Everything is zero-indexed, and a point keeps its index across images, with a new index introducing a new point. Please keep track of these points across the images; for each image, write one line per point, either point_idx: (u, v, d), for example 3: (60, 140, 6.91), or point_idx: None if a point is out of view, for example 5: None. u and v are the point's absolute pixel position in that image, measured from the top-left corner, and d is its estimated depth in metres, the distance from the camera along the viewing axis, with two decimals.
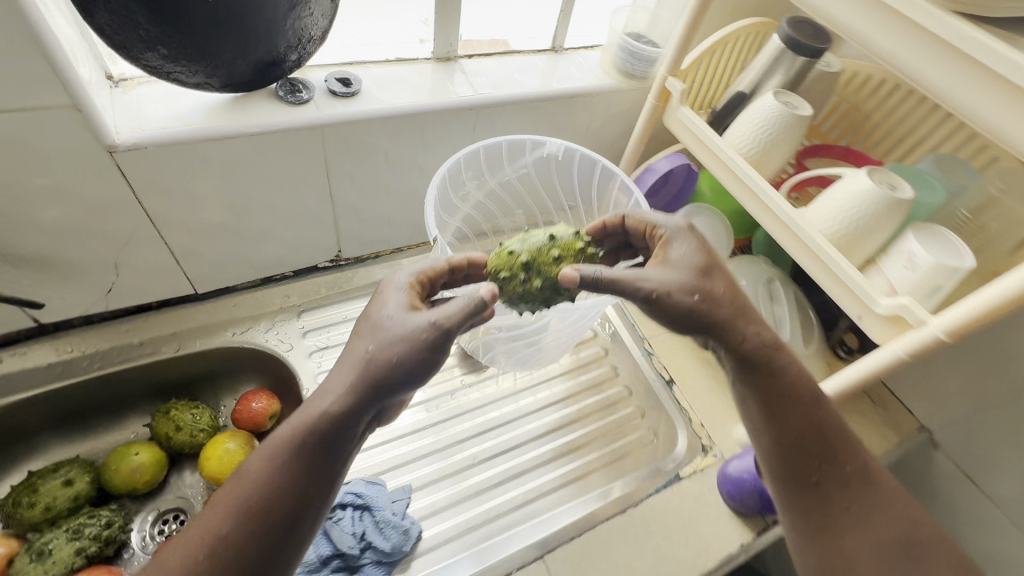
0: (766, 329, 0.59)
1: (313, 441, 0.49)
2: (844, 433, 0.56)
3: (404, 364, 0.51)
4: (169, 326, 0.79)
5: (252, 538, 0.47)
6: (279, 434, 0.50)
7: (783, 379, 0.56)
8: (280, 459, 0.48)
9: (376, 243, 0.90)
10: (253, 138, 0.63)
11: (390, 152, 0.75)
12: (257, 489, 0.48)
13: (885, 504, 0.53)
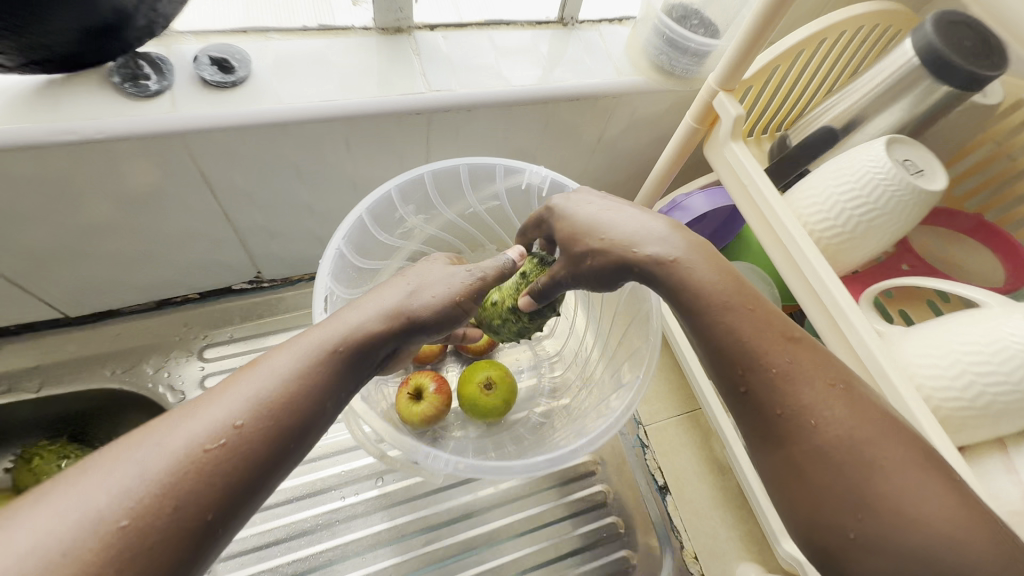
0: (655, 236, 0.38)
1: (350, 356, 0.35)
2: (793, 346, 0.33)
3: (432, 310, 0.39)
4: (32, 358, 0.62)
5: (241, 472, 0.28)
6: (303, 339, 0.34)
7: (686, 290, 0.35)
8: (318, 366, 0.33)
9: (308, 264, 0.70)
10: (75, 147, 0.43)
11: (304, 164, 0.53)
12: (260, 405, 0.30)
13: (855, 404, 0.30)
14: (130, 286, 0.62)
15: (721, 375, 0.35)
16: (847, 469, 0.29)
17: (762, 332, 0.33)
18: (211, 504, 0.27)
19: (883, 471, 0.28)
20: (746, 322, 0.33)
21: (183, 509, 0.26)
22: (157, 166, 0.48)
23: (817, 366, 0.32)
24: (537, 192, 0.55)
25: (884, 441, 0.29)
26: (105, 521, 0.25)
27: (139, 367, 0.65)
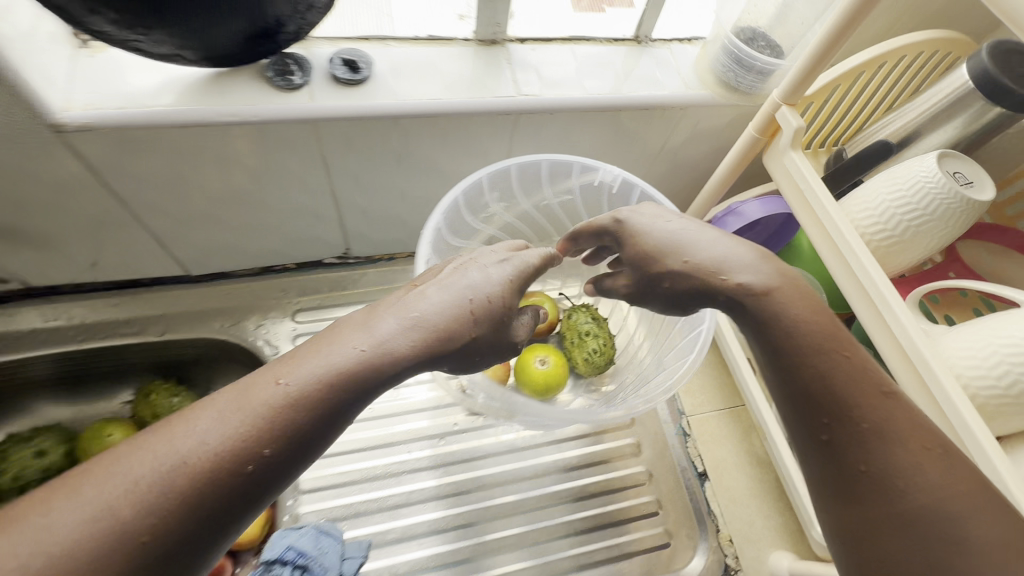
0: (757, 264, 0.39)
1: (467, 344, 0.37)
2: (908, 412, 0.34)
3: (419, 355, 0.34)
4: (157, 307, 0.73)
5: (219, 495, 0.28)
6: (400, 315, 0.35)
7: (806, 342, 0.36)
8: (410, 361, 0.34)
9: (390, 245, 0.79)
10: (232, 127, 0.52)
11: (405, 153, 0.61)
12: (352, 381, 0.32)
13: (940, 481, 0.32)
14: (243, 252, 0.72)
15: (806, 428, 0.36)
16: (901, 490, 0.32)
17: (827, 345, 0.36)
18: (278, 458, 0.30)
19: (934, 491, 0.32)
20: (816, 337, 0.36)
21: (259, 461, 0.29)
22: (288, 147, 0.57)
23: (877, 386, 0.35)
24: (608, 188, 0.62)
25: (948, 518, 0.31)
26: (198, 468, 0.28)
27: (243, 323, 0.74)
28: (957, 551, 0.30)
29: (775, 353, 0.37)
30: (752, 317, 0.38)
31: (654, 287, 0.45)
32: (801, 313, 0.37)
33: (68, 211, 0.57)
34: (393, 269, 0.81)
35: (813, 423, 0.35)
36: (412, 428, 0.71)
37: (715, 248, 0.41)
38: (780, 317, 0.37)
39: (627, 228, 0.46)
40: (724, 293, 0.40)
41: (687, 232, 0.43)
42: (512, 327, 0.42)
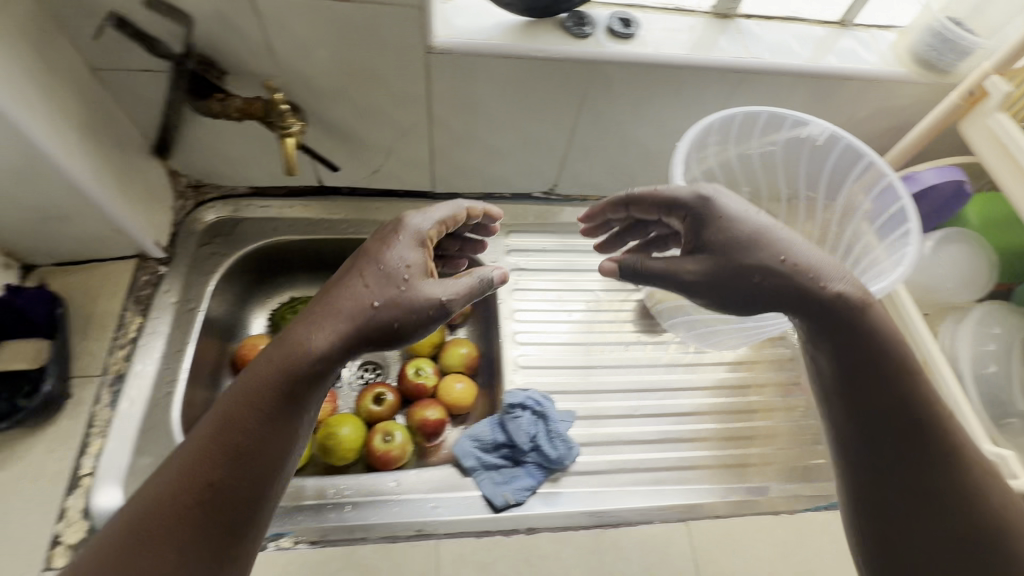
0: (852, 279, 0.51)
1: (371, 317, 0.47)
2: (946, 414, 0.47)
3: (330, 351, 0.45)
4: (405, 215, 0.90)
5: (207, 509, 0.40)
6: (330, 318, 0.46)
7: (886, 360, 0.48)
8: (340, 350, 0.45)
9: (588, 187, 0.94)
10: (537, 62, 0.68)
11: (643, 100, 0.76)
12: (294, 373, 0.44)
13: (963, 480, 0.45)
14: (481, 177, 0.89)
15: (867, 437, 0.47)
16: (943, 467, 0.45)
17: (903, 358, 0.48)
18: (276, 439, 0.43)
19: (961, 468, 0.45)
20: (895, 344, 0.48)
21: (256, 452, 0.42)
22: (565, 85, 0.72)
23: (932, 392, 0.47)
24: (813, 140, 0.74)
25: (997, 516, 0.44)
26: (178, 485, 0.40)
27: None
28: (985, 507, 0.44)
29: (851, 360, 0.49)
30: (841, 325, 0.49)
31: (731, 277, 0.51)
32: (878, 322, 0.49)
33: (391, 120, 0.75)
34: (585, 209, 0.96)
35: (879, 433, 0.47)
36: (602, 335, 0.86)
37: (782, 253, 0.51)
38: (848, 317, 0.49)
39: (711, 214, 0.54)
40: (819, 294, 0.50)
41: (776, 229, 0.52)
42: (425, 287, 0.50)
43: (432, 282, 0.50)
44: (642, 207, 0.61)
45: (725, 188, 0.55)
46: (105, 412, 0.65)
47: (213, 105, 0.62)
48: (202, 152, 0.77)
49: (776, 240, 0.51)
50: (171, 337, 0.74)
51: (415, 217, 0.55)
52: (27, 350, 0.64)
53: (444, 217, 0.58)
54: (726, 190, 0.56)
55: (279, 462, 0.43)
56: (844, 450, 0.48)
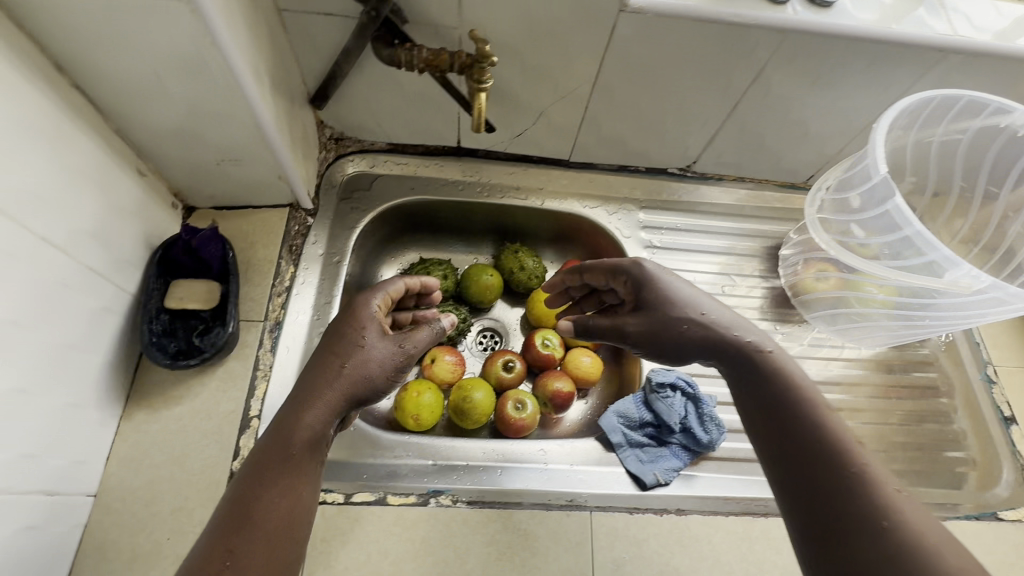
0: (763, 333, 0.55)
1: (347, 379, 0.52)
2: (822, 422, 0.46)
3: (313, 417, 0.49)
4: (539, 181, 0.88)
5: (227, 548, 0.41)
6: (323, 388, 0.51)
7: (774, 396, 0.50)
8: (331, 405, 0.50)
9: (728, 166, 0.90)
10: (728, 28, 0.64)
11: (823, 75, 0.71)
12: (297, 423, 0.48)
13: (858, 494, 0.41)
14: (622, 148, 0.86)
15: (813, 507, 0.43)
16: (852, 491, 0.42)
17: (790, 392, 0.50)
18: (280, 489, 0.44)
19: (870, 490, 0.41)
20: (792, 385, 0.50)
21: (257, 508, 0.43)
22: (748, 54, 0.68)
23: (827, 423, 0.46)
24: (1011, 131, 0.70)
25: (853, 517, 0.41)
26: (200, 546, 0.41)
27: (602, 208, 0.89)
28: (878, 522, 0.40)
29: (764, 401, 0.50)
30: (754, 372, 0.53)
31: (669, 328, 0.57)
32: (784, 367, 0.52)
33: (554, 82, 0.72)
34: (719, 189, 0.93)
35: (817, 496, 0.43)
36: None
37: (705, 312, 0.57)
38: (768, 374, 0.52)
39: (651, 280, 0.60)
40: (730, 341, 0.55)
41: (698, 297, 0.58)
42: (368, 336, 0.55)
43: (387, 334, 0.56)
44: (595, 278, 0.67)
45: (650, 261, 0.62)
46: (268, 357, 0.66)
47: (401, 54, 0.60)
48: (357, 103, 0.76)
49: (647, 283, 0.60)
50: (321, 288, 0.74)
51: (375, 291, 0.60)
52: (201, 291, 0.63)
53: (411, 280, 0.64)
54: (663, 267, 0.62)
55: (282, 501, 0.44)
56: (796, 506, 0.44)
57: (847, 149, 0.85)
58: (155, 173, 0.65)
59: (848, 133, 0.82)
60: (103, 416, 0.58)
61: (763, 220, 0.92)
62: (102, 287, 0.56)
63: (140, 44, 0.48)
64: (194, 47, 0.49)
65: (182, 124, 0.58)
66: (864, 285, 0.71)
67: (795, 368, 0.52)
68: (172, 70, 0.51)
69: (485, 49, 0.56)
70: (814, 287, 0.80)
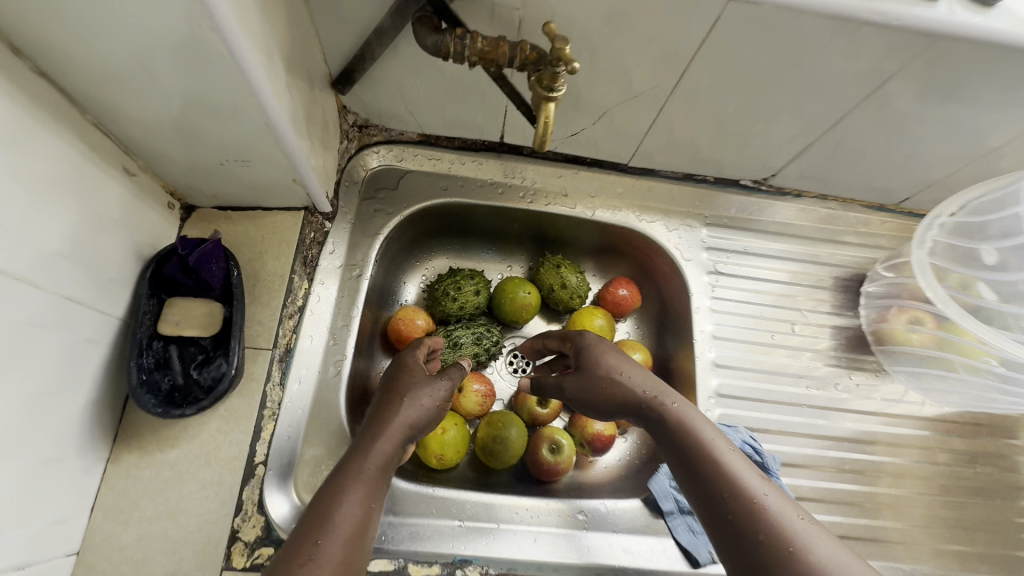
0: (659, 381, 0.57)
1: (406, 411, 0.54)
2: (719, 456, 0.49)
3: (386, 441, 0.51)
4: (591, 188, 0.76)
5: (320, 552, 0.42)
6: (390, 419, 0.53)
7: (682, 440, 0.51)
8: (399, 435, 0.53)
9: (812, 182, 0.77)
10: (862, 27, 0.51)
11: (962, 90, 0.58)
12: (373, 449, 0.50)
13: (755, 523, 0.44)
14: (693, 155, 0.73)
15: (729, 545, 0.45)
16: (753, 527, 0.44)
17: (696, 442, 0.50)
18: (354, 505, 0.45)
19: (763, 513, 0.44)
20: (698, 438, 0.51)
21: (343, 514, 0.44)
22: (875, 61, 0.55)
23: (727, 467, 0.48)
24: None
25: (765, 546, 0.42)
26: (289, 555, 0.41)
27: (661, 222, 0.77)
28: (785, 545, 0.42)
29: (672, 447, 0.52)
30: (657, 425, 0.54)
31: (598, 388, 0.58)
32: (689, 419, 0.52)
33: (627, 80, 0.59)
34: (796, 207, 0.80)
35: (734, 533, 0.44)
36: (806, 367, 0.74)
37: (626, 376, 0.57)
38: (676, 433, 0.52)
39: (592, 346, 0.62)
40: (643, 401, 0.55)
41: (623, 361, 0.59)
42: (419, 379, 0.58)
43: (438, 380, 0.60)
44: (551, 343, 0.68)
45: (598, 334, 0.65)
46: (276, 392, 0.58)
47: (449, 43, 0.48)
48: (387, 88, 0.63)
49: (585, 346, 0.62)
50: (338, 308, 0.64)
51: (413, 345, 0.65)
52: (200, 315, 0.55)
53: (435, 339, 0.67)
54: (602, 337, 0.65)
55: (362, 512, 0.46)
56: (724, 552, 0.45)
57: (961, 174, 0.72)
58: (147, 171, 0.54)
59: (969, 157, 0.68)
60: (86, 462, 0.50)
61: (844, 247, 0.80)
62: (82, 317, 0.47)
63: (121, 27, 0.37)
64: (189, 33, 0.38)
65: (178, 121, 0.47)
66: (979, 353, 0.61)
67: (685, 405, 0.54)
68: (163, 59, 0.40)
69: (566, 52, 0.43)
70: (906, 338, 0.69)
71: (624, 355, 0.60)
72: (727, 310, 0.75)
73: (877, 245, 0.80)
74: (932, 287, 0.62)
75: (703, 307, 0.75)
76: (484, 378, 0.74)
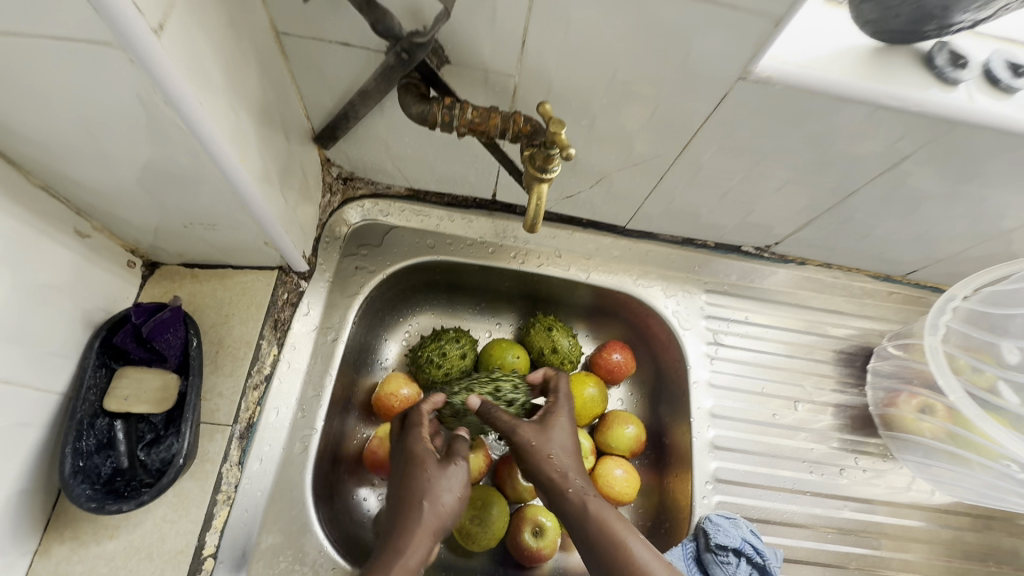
0: (575, 455, 0.56)
1: (428, 519, 0.49)
2: (623, 542, 0.50)
3: (409, 560, 0.47)
4: (586, 249, 0.72)
5: None
6: (426, 525, 0.49)
7: (590, 529, 0.51)
8: (429, 542, 0.50)
9: (816, 251, 0.74)
10: (878, 111, 0.48)
11: (979, 174, 0.55)
12: (397, 566, 0.47)
13: None
14: (693, 221, 0.70)
15: None
16: None
17: (613, 541, 0.50)
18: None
19: None
20: (609, 531, 0.51)
21: None
22: (887, 143, 0.52)
23: (638, 561, 0.49)
24: None
25: None
26: None
27: (658, 288, 0.73)
28: None
29: (579, 532, 0.52)
30: (568, 510, 0.53)
31: (528, 459, 0.55)
32: (600, 508, 0.52)
33: (627, 148, 0.56)
34: (799, 274, 0.77)
35: None
36: (811, 449, 0.69)
37: (561, 447, 0.55)
38: (590, 520, 0.51)
39: (559, 408, 0.58)
40: (557, 481, 0.53)
41: (563, 428, 0.57)
42: (439, 474, 0.52)
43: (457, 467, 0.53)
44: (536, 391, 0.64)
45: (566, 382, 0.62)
46: (232, 474, 0.52)
47: (437, 112, 0.45)
48: (373, 144, 0.60)
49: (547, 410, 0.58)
50: (309, 376, 0.59)
51: (421, 412, 0.56)
52: (152, 389, 0.50)
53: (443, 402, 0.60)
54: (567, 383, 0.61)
55: None
56: None
57: (972, 251, 0.69)
58: (103, 232, 0.50)
59: (981, 236, 0.66)
60: (7, 558, 0.44)
61: (849, 318, 0.76)
62: (12, 398, 0.42)
63: (64, 96, 0.33)
64: (140, 104, 0.34)
65: (135, 186, 0.43)
66: (994, 453, 0.57)
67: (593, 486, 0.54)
68: (112, 130, 0.36)
69: (562, 137, 0.40)
70: (917, 427, 0.64)
71: (562, 419, 0.58)
72: (725, 384, 0.71)
73: (884, 318, 0.76)
74: (946, 377, 0.58)
75: (701, 381, 0.71)
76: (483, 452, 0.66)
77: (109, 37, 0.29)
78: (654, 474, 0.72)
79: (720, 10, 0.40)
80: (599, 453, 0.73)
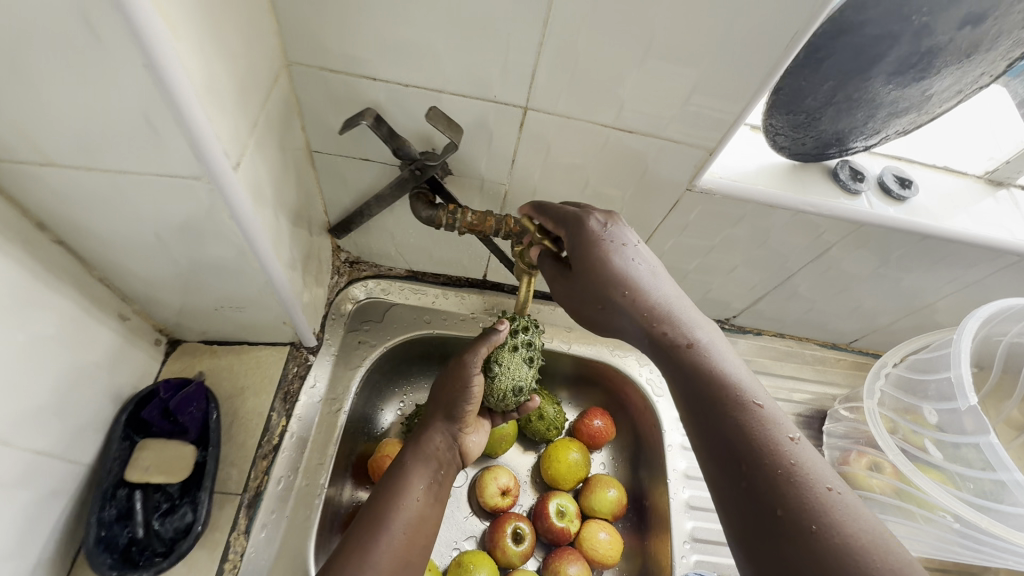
0: (681, 314, 0.47)
1: (436, 409, 0.65)
2: (726, 383, 0.42)
3: (421, 439, 0.64)
4: (567, 323, 0.80)
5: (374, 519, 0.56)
6: (435, 414, 0.65)
7: (693, 373, 0.44)
8: (445, 426, 0.64)
9: (769, 323, 0.83)
10: (800, 213, 0.59)
11: (889, 261, 0.66)
12: (416, 444, 0.63)
13: (753, 452, 0.38)
14: None
15: (720, 471, 0.40)
16: (759, 455, 0.38)
17: (709, 379, 0.43)
18: (413, 495, 0.59)
19: (766, 443, 0.39)
20: (714, 371, 0.43)
21: (392, 495, 0.58)
22: (813, 237, 0.63)
23: (754, 411, 0.40)
24: None
25: (770, 475, 0.37)
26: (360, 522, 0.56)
27: (632, 358, 0.81)
28: (785, 467, 0.37)
29: (681, 381, 0.44)
30: (668, 358, 0.46)
31: (609, 281, 0.48)
32: (707, 348, 0.45)
33: None
34: (757, 344, 0.86)
35: (732, 467, 0.39)
36: None
37: (638, 259, 0.49)
38: (692, 352, 0.45)
39: (582, 237, 0.48)
40: (655, 324, 0.47)
41: (655, 277, 0.49)
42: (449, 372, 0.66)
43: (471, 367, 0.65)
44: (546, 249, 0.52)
45: (626, 224, 0.50)
46: (240, 542, 0.56)
47: (442, 216, 0.54)
48: (380, 234, 0.68)
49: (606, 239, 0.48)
50: (313, 446, 0.63)
51: None
52: (173, 459, 0.54)
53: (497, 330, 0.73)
54: (628, 229, 0.50)
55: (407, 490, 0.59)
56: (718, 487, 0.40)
57: (899, 323, 0.79)
58: (140, 314, 0.56)
59: (904, 310, 0.76)
60: None
61: (805, 383, 0.85)
62: (51, 470, 0.46)
63: (144, 213, 0.41)
64: (207, 216, 0.41)
65: (180, 277, 0.50)
66: (933, 505, 0.63)
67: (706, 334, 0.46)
68: (174, 236, 0.44)
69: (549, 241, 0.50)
70: (867, 483, 0.70)
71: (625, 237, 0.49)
72: None
73: (835, 383, 0.85)
74: (884, 437, 0.65)
75: (675, 444, 0.77)
76: (501, 525, 0.71)
77: (200, 173, 0.37)
78: (636, 536, 0.76)
79: (666, 142, 0.51)
80: (582, 515, 0.77)
